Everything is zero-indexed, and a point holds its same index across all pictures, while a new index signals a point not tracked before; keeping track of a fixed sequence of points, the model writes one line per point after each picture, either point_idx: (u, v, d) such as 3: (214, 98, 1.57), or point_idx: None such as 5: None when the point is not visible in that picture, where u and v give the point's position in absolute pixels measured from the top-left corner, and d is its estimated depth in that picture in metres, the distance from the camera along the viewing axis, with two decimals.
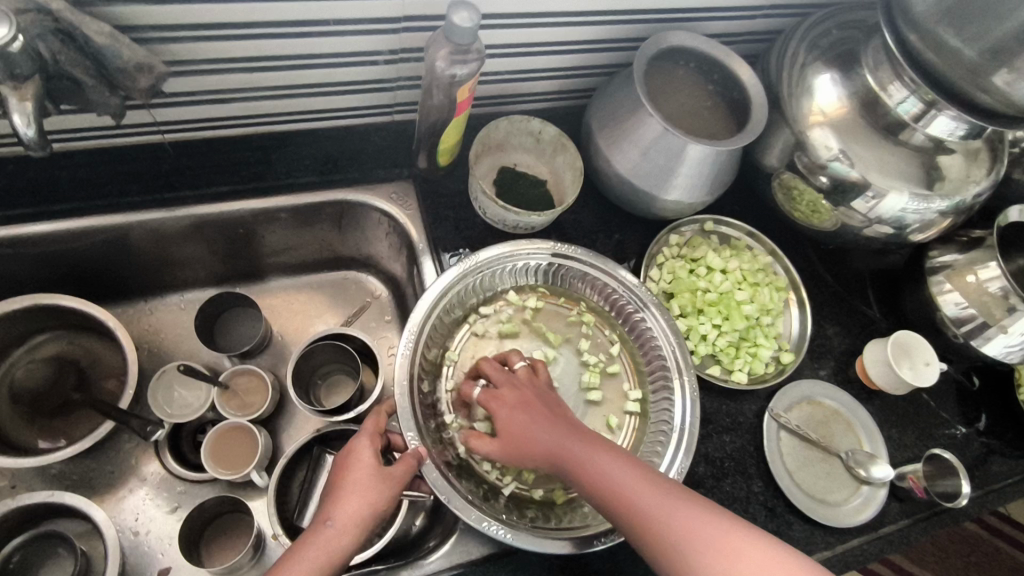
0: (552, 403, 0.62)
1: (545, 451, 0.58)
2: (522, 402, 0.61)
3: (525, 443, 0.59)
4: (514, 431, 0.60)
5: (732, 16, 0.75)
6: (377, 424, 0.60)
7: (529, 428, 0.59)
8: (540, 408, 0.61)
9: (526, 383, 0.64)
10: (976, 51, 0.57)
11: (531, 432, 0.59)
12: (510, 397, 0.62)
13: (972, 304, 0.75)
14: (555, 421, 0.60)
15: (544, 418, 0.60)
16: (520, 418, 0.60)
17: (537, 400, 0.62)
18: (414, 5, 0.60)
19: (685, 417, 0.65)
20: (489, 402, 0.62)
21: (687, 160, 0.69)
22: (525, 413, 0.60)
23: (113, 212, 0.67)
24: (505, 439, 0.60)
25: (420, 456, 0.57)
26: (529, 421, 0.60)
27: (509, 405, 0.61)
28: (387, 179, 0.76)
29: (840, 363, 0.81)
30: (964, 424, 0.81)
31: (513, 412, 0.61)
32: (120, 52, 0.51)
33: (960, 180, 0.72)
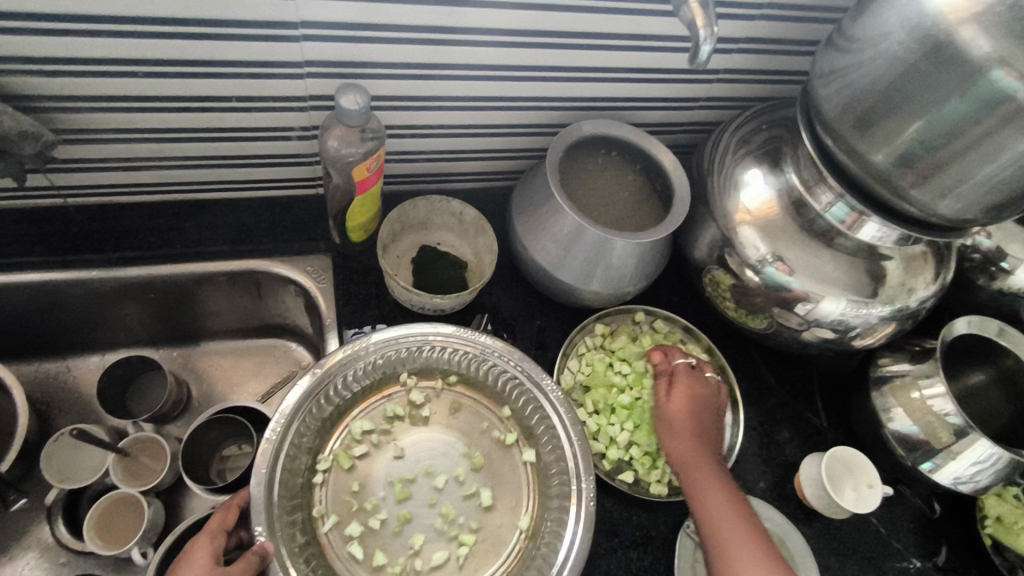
0: (716, 406, 0.66)
1: (676, 438, 0.63)
2: (696, 392, 0.66)
3: (667, 412, 0.65)
4: (675, 401, 0.65)
5: (665, 106, 0.73)
6: (225, 520, 0.57)
7: (684, 413, 0.64)
8: (706, 417, 0.65)
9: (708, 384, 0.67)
10: (889, 161, 0.54)
11: (681, 427, 0.64)
12: (694, 386, 0.66)
13: (917, 423, 0.68)
14: (700, 431, 0.64)
15: (702, 417, 0.65)
16: (687, 406, 0.65)
17: (712, 404, 0.66)
18: (315, 85, 0.60)
19: (574, 542, 0.59)
20: (685, 377, 0.67)
21: (602, 253, 0.66)
22: (684, 398, 0.65)
23: (14, 271, 0.67)
24: (661, 404, 0.66)
25: (262, 552, 0.53)
26: (687, 415, 0.64)
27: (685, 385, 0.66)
28: (303, 251, 0.75)
29: (777, 476, 0.74)
30: (919, 556, 0.72)
31: (682, 397, 0.65)
32: (2, 121, 0.52)
33: (897, 287, 0.67)
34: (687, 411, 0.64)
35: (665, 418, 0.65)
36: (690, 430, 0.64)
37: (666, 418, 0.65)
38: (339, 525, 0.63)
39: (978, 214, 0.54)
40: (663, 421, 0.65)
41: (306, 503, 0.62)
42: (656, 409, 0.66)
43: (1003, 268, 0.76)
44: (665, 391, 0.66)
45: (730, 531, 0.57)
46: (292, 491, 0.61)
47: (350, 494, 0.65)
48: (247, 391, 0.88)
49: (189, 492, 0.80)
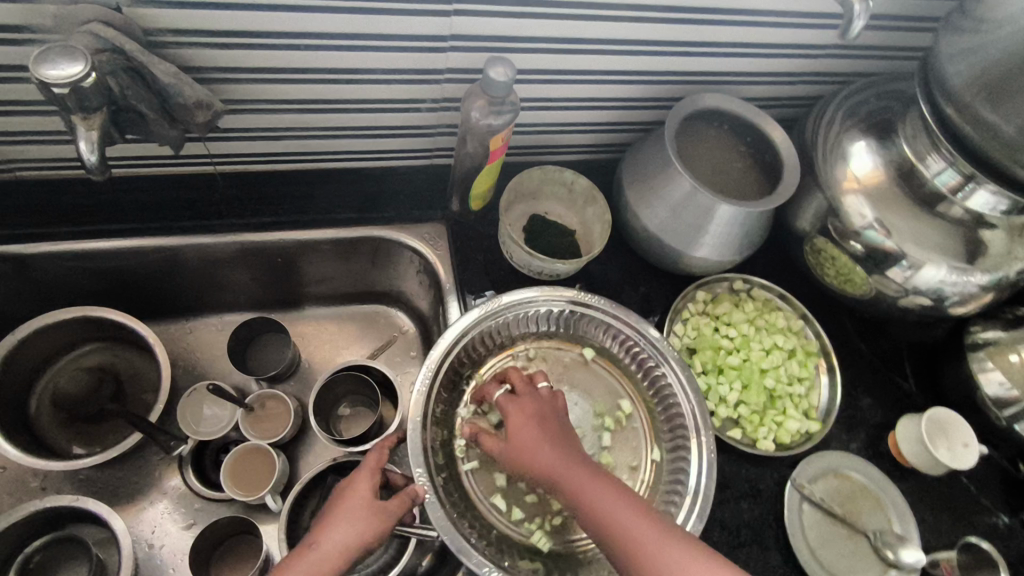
0: (559, 421, 0.61)
1: (540, 467, 0.57)
2: (532, 414, 0.60)
3: (520, 447, 0.58)
4: (518, 433, 0.59)
5: (772, 81, 0.75)
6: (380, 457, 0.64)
7: (534, 441, 0.58)
8: (558, 437, 0.59)
9: (527, 404, 0.61)
10: (1014, 128, 0.55)
11: (547, 455, 0.57)
12: (526, 408, 0.61)
13: (1016, 385, 0.71)
14: (563, 450, 0.58)
15: (553, 439, 0.58)
16: (531, 429, 0.59)
17: (548, 419, 0.60)
18: (456, 58, 0.63)
19: (700, 479, 0.64)
20: (507, 406, 0.61)
21: (715, 220, 0.69)
22: (529, 424, 0.59)
23: (164, 235, 0.71)
24: (510, 441, 0.59)
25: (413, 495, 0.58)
26: (530, 437, 0.58)
27: (524, 414, 0.60)
28: (422, 219, 0.79)
29: (872, 436, 0.77)
30: (1008, 513, 0.75)
31: (525, 423, 0.60)
32: (182, 90, 0.56)
33: (1002, 256, 0.69)
34: (524, 442, 0.58)
35: (520, 451, 0.59)
36: (536, 453, 0.58)
37: (518, 452, 0.59)
38: (477, 472, 0.67)
39: None
40: (520, 456, 0.58)
41: (449, 453, 0.66)
42: (506, 453, 0.60)
43: None
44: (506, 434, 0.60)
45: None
46: (438, 441, 0.65)
47: None
48: (352, 353, 0.93)
49: (307, 447, 0.85)
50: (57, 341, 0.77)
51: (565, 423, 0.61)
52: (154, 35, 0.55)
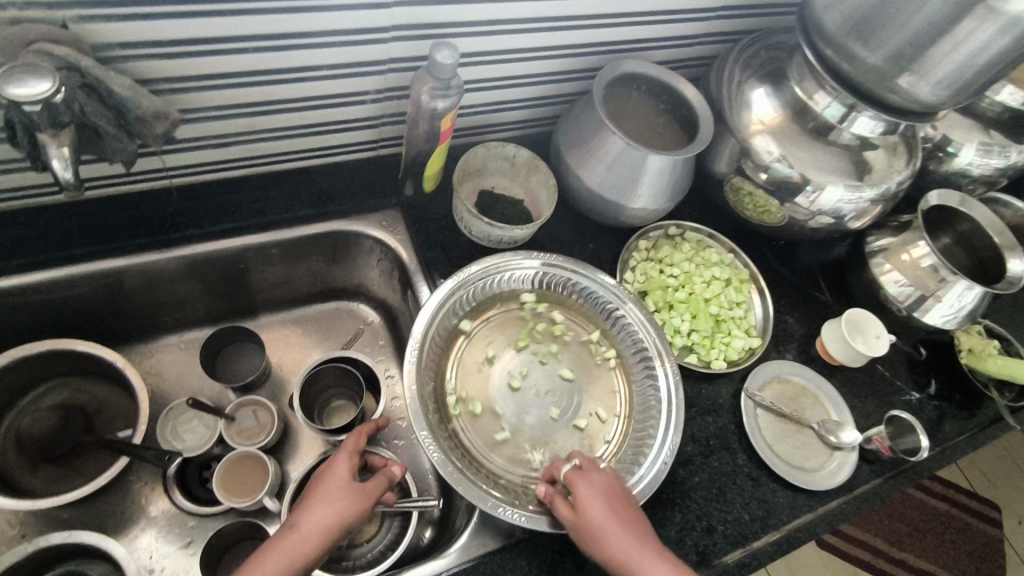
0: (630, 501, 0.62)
1: (609, 546, 0.58)
2: (607, 493, 0.61)
3: (591, 519, 0.59)
4: (591, 510, 0.60)
5: (677, 44, 0.84)
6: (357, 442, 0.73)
7: (608, 520, 0.59)
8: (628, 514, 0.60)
9: (599, 480, 0.62)
10: (880, 58, 0.67)
11: (619, 530, 0.59)
12: (600, 488, 0.62)
13: (909, 279, 0.84)
14: (633, 529, 0.59)
15: (622, 519, 0.60)
16: (607, 511, 0.60)
17: (622, 502, 0.61)
18: (398, 48, 0.67)
19: (670, 391, 0.72)
20: (580, 482, 0.62)
21: (648, 171, 0.77)
22: (604, 502, 0.60)
23: (123, 255, 0.70)
24: (581, 514, 0.60)
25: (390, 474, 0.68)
26: (599, 512, 0.59)
27: (595, 490, 0.61)
28: (378, 208, 0.82)
29: (803, 344, 0.89)
30: (917, 389, 0.89)
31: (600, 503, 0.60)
32: (140, 102, 0.57)
33: (885, 171, 0.82)
34: (601, 516, 0.59)
35: (592, 526, 0.59)
36: (603, 531, 0.59)
37: (590, 524, 0.59)
38: (474, 430, 0.71)
39: (948, 97, 0.69)
40: (588, 530, 0.59)
41: (446, 416, 0.70)
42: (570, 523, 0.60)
43: (950, 152, 0.93)
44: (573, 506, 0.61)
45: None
46: (435, 406, 0.69)
47: (476, 405, 0.73)
48: (321, 352, 0.94)
49: (294, 447, 0.86)
50: (15, 381, 0.74)
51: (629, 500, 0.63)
52: (102, 51, 0.55)
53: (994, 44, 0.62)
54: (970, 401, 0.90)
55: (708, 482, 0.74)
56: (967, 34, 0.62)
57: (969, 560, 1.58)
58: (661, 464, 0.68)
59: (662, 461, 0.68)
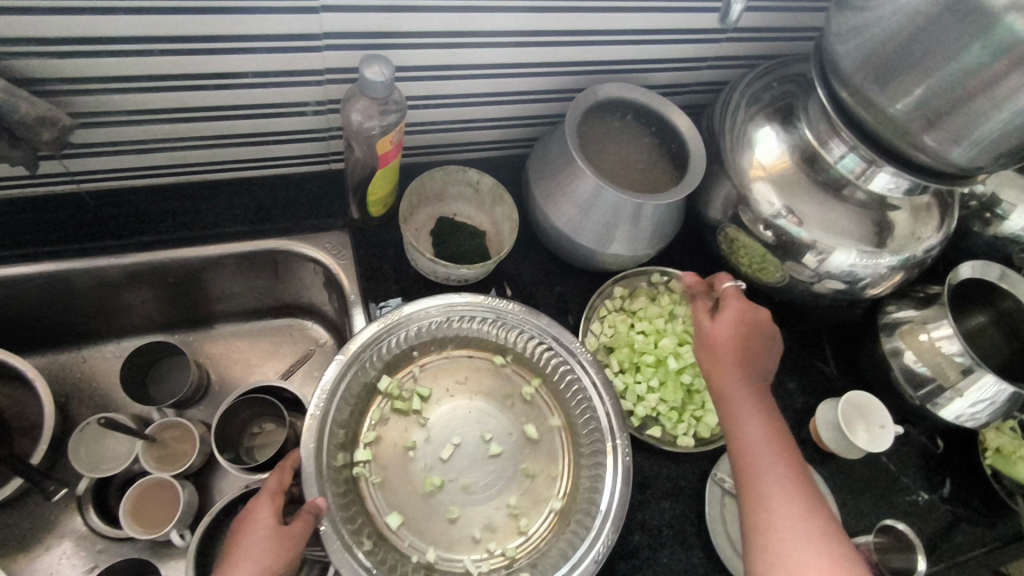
0: (756, 349, 0.64)
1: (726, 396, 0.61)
2: (738, 325, 0.63)
3: (716, 355, 0.63)
4: (722, 338, 0.63)
5: (675, 68, 0.73)
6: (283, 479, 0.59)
7: (722, 364, 0.63)
8: (752, 367, 0.63)
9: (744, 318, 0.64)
10: (904, 109, 0.55)
11: (730, 376, 0.62)
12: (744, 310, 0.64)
13: (926, 363, 0.72)
14: (751, 382, 0.62)
15: (744, 367, 0.62)
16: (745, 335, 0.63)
17: (749, 349, 0.63)
18: (334, 57, 0.59)
19: (612, 499, 0.61)
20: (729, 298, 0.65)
21: (623, 214, 0.67)
22: (732, 347, 0.63)
23: (30, 261, 0.65)
24: (708, 336, 0.64)
25: (315, 509, 0.55)
26: (735, 339, 0.63)
27: (736, 321, 0.64)
28: (322, 228, 0.74)
29: (794, 422, 0.77)
30: (927, 489, 0.76)
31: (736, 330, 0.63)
32: (19, 106, 0.51)
33: (908, 237, 0.69)
34: (722, 366, 0.63)
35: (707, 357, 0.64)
36: (731, 357, 0.62)
37: (716, 365, 0.63)
38: (386, 496, 0.64)
39: (985, 161, 0.56)
40: (712, 373, 0.63)
41: (353, 479, 0.63)
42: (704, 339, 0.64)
43: (999, 214, 0.79)
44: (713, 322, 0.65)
45: (784, 499, 0.55)
46: (341, 463, 0.62)
47: (393, 467, 0.65)
48: (267, 371, 0.88)
49: (220, 474, 0.80)
50: None
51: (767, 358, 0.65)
52: None
53: None
54: (991, 510, 0.77)
55: None
56: (1009, 91, 0.49)
57: None
58: (593, 563, 0.58)
59: (592, 561, 0.58)
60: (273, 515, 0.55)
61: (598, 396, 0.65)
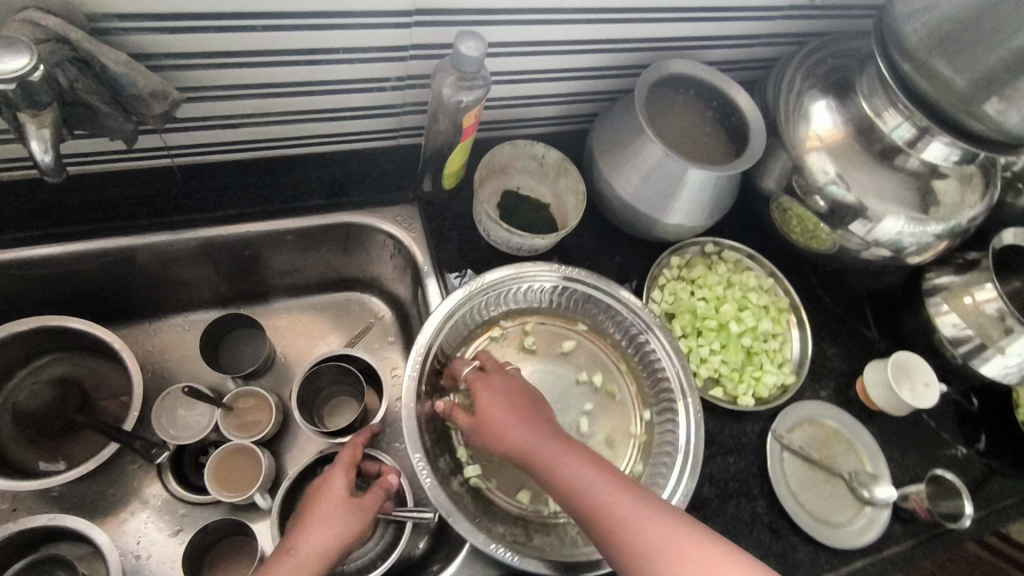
0: (545, 417, 0.60)
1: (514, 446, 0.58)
2: (502, 390, 0.61)
3: (506, 442, 0.58)
4: (495, 425, 0.59)
5: (733, 45, 0.76)
6: (354, 455, 0.67)
7: (529, 444, 0.57)
8: (536, 418, 0.59)
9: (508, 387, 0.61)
10: (967, 80, 0.59)
11: (511, 429, 0.58)
12: (500, 386, 0.61)
13: (970, 325, 0.76)
14: (541, 426, 0.59)
15: (523, 416, 0.59)
16: (506, 410, 0.59)
17: (525, 404, 0.60)
18: (422, 33, 0.61)
19: (690, 437, 0.65)
20: (477, 383, 0.62)
21: (686, 185, 0.70)
22: (520, 424, 0.58)
23: (120, 234, 0.67)
24: (481, 421, 0.59)
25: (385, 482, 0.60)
26: (503, 407, 0.59)
27: (493, 392, 0.60)
28: (394, 202, 0.77)
29: (841, 383, 0.81)
30: (965, 444, 0.81)
31: (500, 399, 0.60)
32: (136, 80, 0.52)
33: (954, 205, 0.73)
34: (536, 450, 0.57)
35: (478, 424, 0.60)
36: (511, 416, 0.59)
37: (492, 422, 0.59)
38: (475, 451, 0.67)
39: None
40: (493, 433, 0.59)
41: (445, 436, 0.66)
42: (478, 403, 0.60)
43: None
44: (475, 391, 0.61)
45: (664, 540, 0.51)
46: (433, 422, 0.65)
47: None
48: (330, 343, 0.90)
49: (293, 441, 0.83)
50: (12, 354, 0.73)
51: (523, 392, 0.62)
52: (97, 21, 0.51)
53: None
54: None
55: (721, 529, 0.69)
56: None
57: None
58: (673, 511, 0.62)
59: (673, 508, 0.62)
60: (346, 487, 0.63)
61: (666, 359, 0.69)
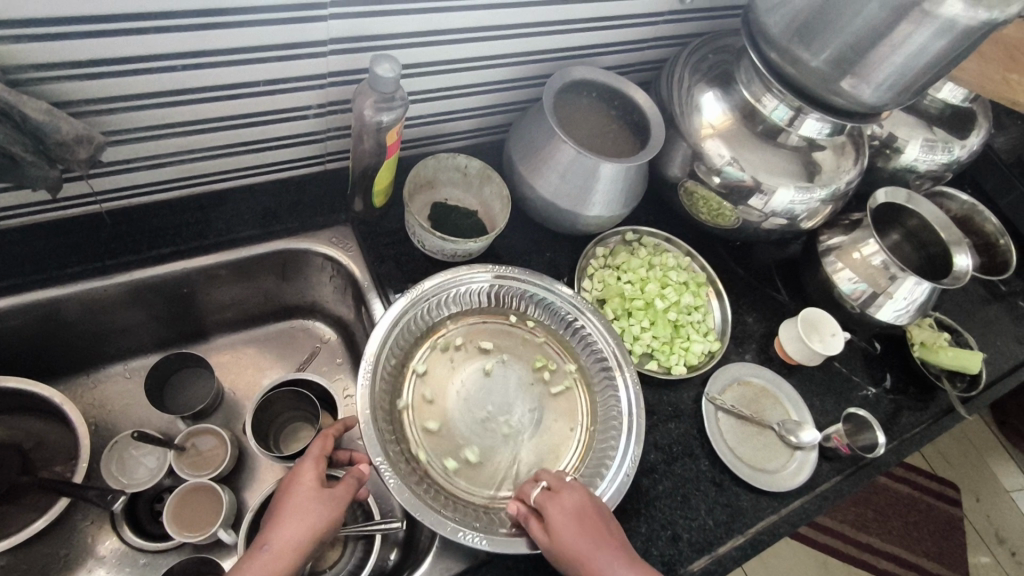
0: (614, 537, 0.60)
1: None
2: (578, 511, 0.60)
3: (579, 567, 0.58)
4: (567, 548, 0.58)
5: (625, 49, 0.84)
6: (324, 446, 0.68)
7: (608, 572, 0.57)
8: (607, 543, 0.59)
9: (579, 507, 0.61)
10: (822, 62, 0.68)
11: (589, 554, 0.58)
12: (571, 504, 0.61)
13: (861, 277, 0.85)
14: (615, 553, 0.59)
15: (599, 541, 0.59)
16: (582, 530, 0.59)
17: (596, 522, 0.60)
18: (338, 61, 0.65)
19: (632, 405, 0.71)
20: (548, 503, 0.61)
21: (601, 178, 0.76)
22: (595, 548, 0.58)
23: (51, 284, 0.67)
24: (557, 548, 0.59)
25: (357, 476, 0.65)
26: (578, 532, 0.59)
27: (567, 514, 0.60)
28: (328, 225, 0.79)
29: (762, 344, 0.89)
30: (873, 384, 0.91)
31: (573, 521, 0.60)
32: (59, 126, 0.54)
33: (833, 171, 0.82)
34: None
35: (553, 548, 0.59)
36: (586, 543, 0.58)
37: (571, 548, 0.58)
38: (433, 450, 0.70)
39: (890, 99, 0.69)
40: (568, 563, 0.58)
41: (403, 440, 0.69)
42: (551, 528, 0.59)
43: (896, 149, 0.95)
44: (551, 512, 0.60)
45: None
46: (390, 428, 0.67)
47: (436, 427, 0.71)
48: (279, 372, 0.91)
49: (251, 475, 0.83)
50: None
51: (598, 511, 0.62)
52: (14, 73, 0.52)
53: (931, 46, 0.62)
54: (925, 394, 0.92)
55: (672, 490, 0.74)
56: (903, 37, 0.62)
57: (950, 547, 1.62)
58: (624, 476, 0.67)
59: (624, 474, 0.67)
60: (317, 478, 0.64)
61: (602, 340, 0.75)
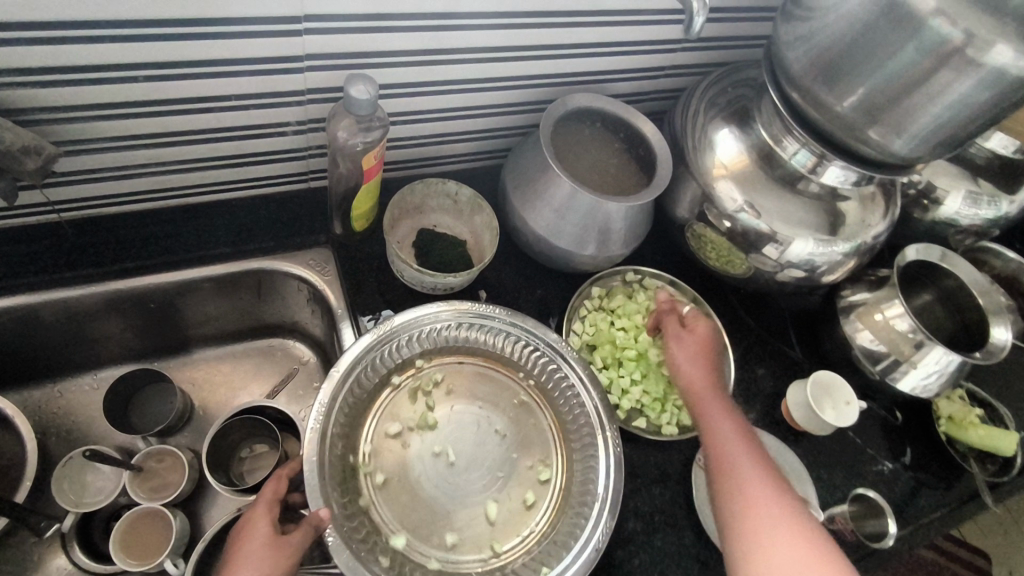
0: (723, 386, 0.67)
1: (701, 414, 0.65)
2: (693, 345, 0.69)
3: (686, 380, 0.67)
4: (681, 368, 0.68)
5: (636, 77, 0.78)
6: (277, 489, 0.60)
7: (704, 393, 0.66)
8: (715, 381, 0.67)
9: (705, 331, 0.70)
10: (848, 107, 0.61)
11: (704, 383, 0.66)
12: (696, 331, 0.70)
13: (883, 341, 0.77)
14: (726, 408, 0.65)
15: (707, 368, 0.68)
16: (695, 357, 0.68)
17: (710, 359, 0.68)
18: (316, 78, 0.61)
19: (608, 484, 0.64)
20: (670, 329, 0.71)
21: (597, 216, 0.70)
22: (710, 392, 0.66)
23: (8, 293, 0.64)
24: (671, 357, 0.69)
25: (315, 522, 0.55)
26: (695, 363, 0.68)
27: (686, 349, 0.69)
28: (306, 246, 0.75)
29: (767, 405, 0.82)
30: (891, 458, 0.82)
31: (689, 356, 0.68)
32: (3, 135, 0.51)
33: (858, 224, 0.75)
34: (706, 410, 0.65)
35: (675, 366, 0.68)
36: (702, 369, 0.68)
37: (693, 390, 0.66)
38: (387, 500, 0.65)
39: (924, 151, 0.62)
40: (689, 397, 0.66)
41: (355, 489, 0.64)
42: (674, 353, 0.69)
43: (935, 200, 0.86)
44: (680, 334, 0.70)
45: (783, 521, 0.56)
46: (341, 475, 0.63)
47: (393, 475, 0.67)
48: (252, 392, 0.87)
49: (211, 500, 0.79)
50: None
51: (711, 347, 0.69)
52: None
53: (973, 97, 0.55)
54: (949, 473, 0.83)
55: (649, 565, 0.67)
56: (942, 87, 0.55)
57: None
58: (592, 551, 0.61)
59: (593, 548, 0.61)
60: (271, 525, 0.56)
61: (582, 392, 0.69)
